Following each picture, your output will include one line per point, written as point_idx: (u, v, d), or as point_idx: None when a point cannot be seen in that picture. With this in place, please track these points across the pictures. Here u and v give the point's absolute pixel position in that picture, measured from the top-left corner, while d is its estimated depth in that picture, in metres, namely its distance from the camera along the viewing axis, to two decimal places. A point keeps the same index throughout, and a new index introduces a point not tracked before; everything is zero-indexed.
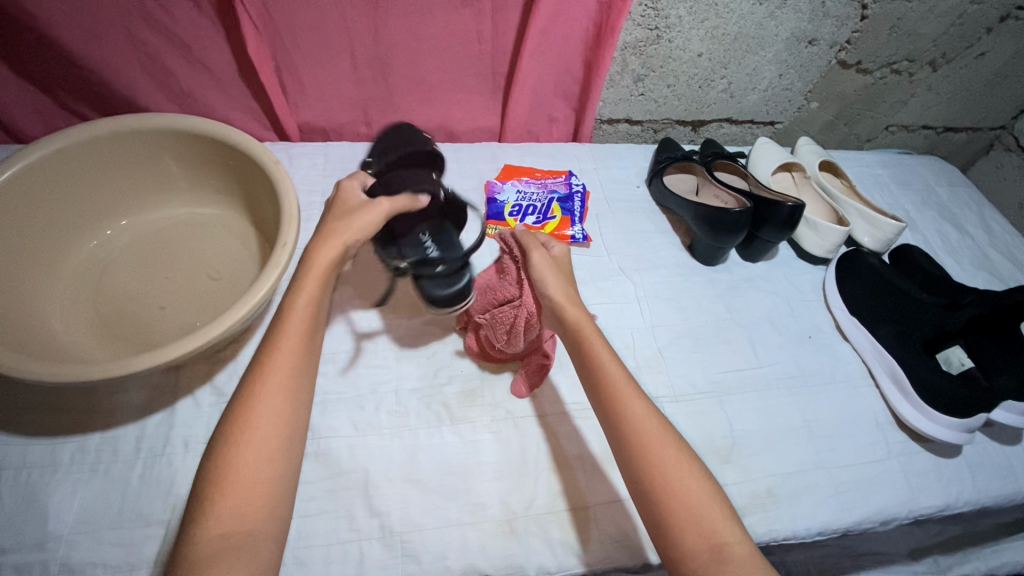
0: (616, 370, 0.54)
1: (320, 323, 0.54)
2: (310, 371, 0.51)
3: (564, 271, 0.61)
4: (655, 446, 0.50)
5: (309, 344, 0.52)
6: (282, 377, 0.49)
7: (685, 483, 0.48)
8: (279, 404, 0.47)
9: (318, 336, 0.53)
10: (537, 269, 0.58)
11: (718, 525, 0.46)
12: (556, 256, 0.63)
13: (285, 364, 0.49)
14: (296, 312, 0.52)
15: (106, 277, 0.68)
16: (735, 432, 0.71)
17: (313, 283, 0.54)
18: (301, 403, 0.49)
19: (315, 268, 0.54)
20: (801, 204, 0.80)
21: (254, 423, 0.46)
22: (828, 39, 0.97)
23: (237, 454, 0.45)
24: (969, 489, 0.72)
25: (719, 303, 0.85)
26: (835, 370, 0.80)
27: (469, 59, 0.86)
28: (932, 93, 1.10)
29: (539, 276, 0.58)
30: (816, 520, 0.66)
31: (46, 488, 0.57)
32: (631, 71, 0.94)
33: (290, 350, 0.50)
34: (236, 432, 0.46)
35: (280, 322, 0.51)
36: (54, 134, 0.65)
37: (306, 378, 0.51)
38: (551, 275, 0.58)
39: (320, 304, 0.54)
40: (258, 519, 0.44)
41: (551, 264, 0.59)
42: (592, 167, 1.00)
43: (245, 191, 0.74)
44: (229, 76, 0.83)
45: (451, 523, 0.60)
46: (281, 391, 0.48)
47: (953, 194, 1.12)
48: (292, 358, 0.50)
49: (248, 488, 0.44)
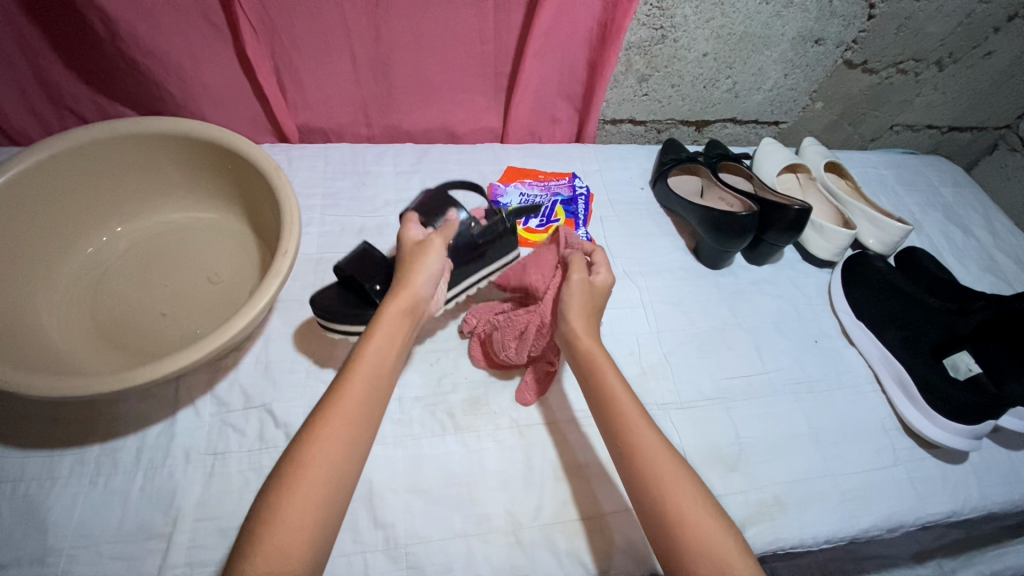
0: (630, 401, 0.54)
1: (389, 375, 0.52)
2: (373, 423, 0.50)
3: (603, 296, 0.62)
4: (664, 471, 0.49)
5: (365, 419, 0.49)
6: (332, 453, 0.46)
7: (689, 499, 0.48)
8: (322, 484, 0.44)
9: (375, 412, 0.50)
10: (572, 292, 0.60)
11: (728, 546, 0.45)
12: (597, 283, 0.62)
13: (336, 439, 0.46)
14: (354, 382, 0.50)
15: (104, 284, 0.67)
16: (742, 439, 0.71)
17: (383, 344, 0.53)
18: (347, 484, 0.46)
19: (384, 325, 0.54)
20: (807, 207, 0.79)
21: (305, 468, 0.44)
22: (834, 39, 0.95)
23: (284, 497, 0.43)
24: (975, 495, 0.72)
25: (724, 307, 0.84)
26: (842, 375, 0.80)
27: (472, 59, 0.85)
28: (938, 92, 1.09)
29: (571, 297, 0.60)
30: (824, 529, 0.66)
31: (45, 502, 0.56)
32: (636, 71, 0.93)
33: (344, 427, 0.47)
34: (288, 474, 0.44)
35: (338, 392, 0.49)
36: (51, 138, 0.64)
37: (358, 457, 0.47)
38: (581, 304, 0.60)
39: (393, 359, 0.53)
40: (297, 567, 0.41)
41: (593, 293, 0.61)
42: (596, 169, 0.98)
43: (244, 196, 0.73)
44: (227, 77, 0.81)
45: (457, 534, 0.59)
46: (327, 469, 0.45)
47: (958, 195, 1.11)
48: (345, 437, 0.47)
49: (289, 534, 0.42)
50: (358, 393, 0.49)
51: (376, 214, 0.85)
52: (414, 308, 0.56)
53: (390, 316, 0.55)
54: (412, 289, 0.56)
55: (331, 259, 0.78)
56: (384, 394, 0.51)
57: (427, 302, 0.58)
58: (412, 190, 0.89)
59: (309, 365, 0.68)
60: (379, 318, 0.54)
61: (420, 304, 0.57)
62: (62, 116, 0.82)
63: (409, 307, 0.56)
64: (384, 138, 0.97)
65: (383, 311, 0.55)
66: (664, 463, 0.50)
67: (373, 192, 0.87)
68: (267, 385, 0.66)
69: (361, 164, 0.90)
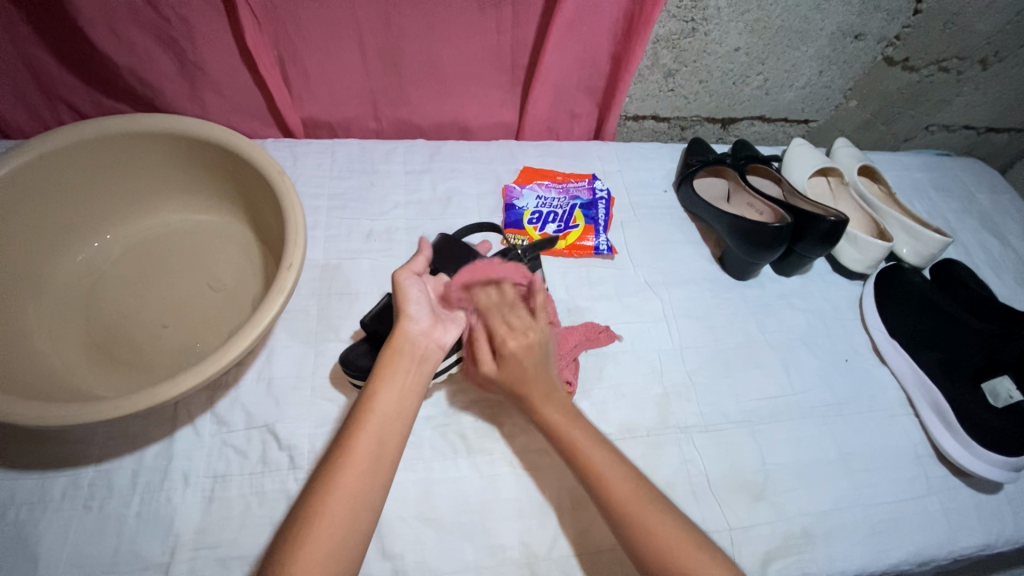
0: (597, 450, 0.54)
1: (402, 422, 0.50)
2: (387, 476, 0.48)
3: (547, 342, 0.61)
4: (648, 517, 0.50)
5: (374, 479, 0.47)
6: (339, 517, 0.44)
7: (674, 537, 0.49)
8: (327, 555, 0.42)
9: (386, 468, 0.48)
10: (511, 347, 0.58)
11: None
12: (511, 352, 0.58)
13: (342, 502, 0.44)
14: (361, 440, 0.48)
15: (95, 293, 0.63)
16: (768, 465, 0.67)
17: (391, 394, 0.51)
18: (355, 550, 0.44)
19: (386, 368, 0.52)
20: (844, 219, 0.75)
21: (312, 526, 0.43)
22: (876, 34, 0.89)
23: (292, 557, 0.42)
24: (1011, 528, 0.68)
25: (751, 323, 0.80)
26: (873, 396, 0.76)
27: (488, 50, 0.79)
28: (979, 92, 1.03)
29: (508, 355, 0.58)
30: (853, 563, 0.63)
31: (37, 527, 0.53)
32: (663, 66, 0.87)
33: (352, 488, 0.45)
34: (297, 533, 0.43)
35: (345, 449, 0.47)
36: (36, 137, 0.59)
37: (367, 519, 0.45)
38: (530, 358, 0.58)
39: (402, 405, 0.52)
40: None
41: (531, 346, 0.59)
42: (616, 169, 0.93)
43: (244, 197, 0.68)
44: (228, 69, 0.76)
45: (469, 566, 0.56)
46: (332, 537, 0.43)
47: (995, 202, 1.05)
48: (353, 498, 0.45)
49: None
50: (366, 452, 0.47)
51: (385, 218, 0.80)
52: (403, 347, 0.54)
53: (387, 360, 0.53)
54: (402, 327, 0.55)
55: (338, 265, 0.74)
56: (396, 443, 0.49)
57: (421, 338, 0.56)
58: (422, 190, 0.84)
59: (315, 381, 0.64)
60: (378, 362, 0.53)
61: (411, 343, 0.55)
62: (54, 107, 0.77)
63: (394, 347, 0.54)
64: (394, 132, 0.91)
65: (382, 356, 0.54)
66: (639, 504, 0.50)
67: (382, 193, 0.82)
68: (271, 403, 0.62)
69: (369, 162, 0.85)
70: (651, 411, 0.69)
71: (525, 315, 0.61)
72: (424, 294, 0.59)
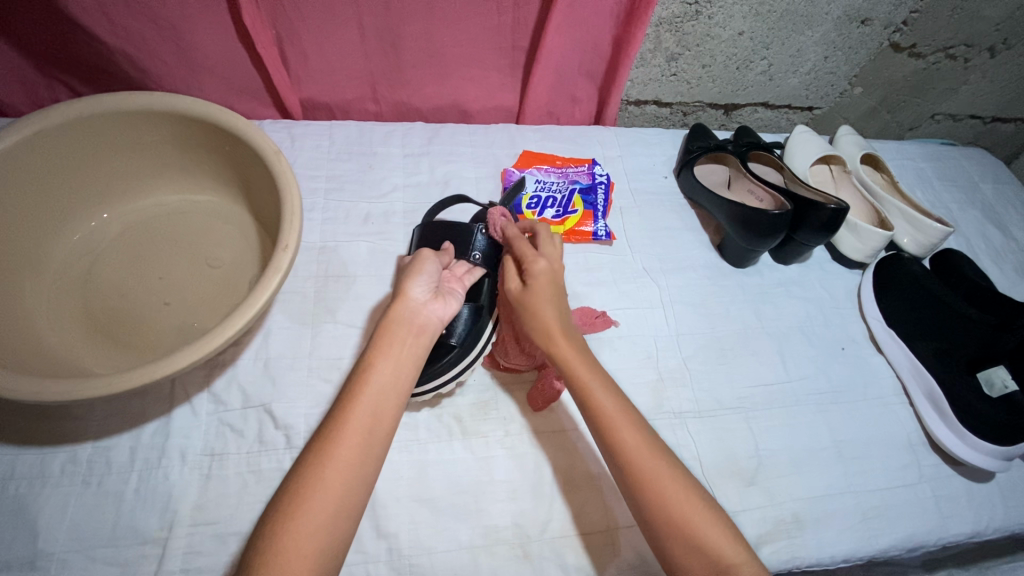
0: (612, 401, 0.51)
1: (399, 393, 0.48)
2: (383, 447, 0.47)
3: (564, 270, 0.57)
4: (655, 476, 0.48)
5: (369, 452, 0.45)
6: (332, 490, 0.43)
7: (678, 496, 0.48)
8: (321, 525, 0.42)
9: (381, 440, 0.46)
10: (538, 270, 0.55)
11: (726, 545, 0.46)
12: (539, 275, 0.55)
13: (336, 473, 0.44)
14: (355, 411, 0.46)
15: (93, 272, 0.63)
16: (761, 451, 0.68)
17: (387, 366, 0.49)
18: (348, 521, 0.44)
19: (385, 338, 0.50)
20: (844, 206, 0.74)
21: (305, 497, 0.43)
22: (883, 20, 0.88)
23: (285, 528, 0.41)
24: (1000, 517, 0.69)
25: (748, 310, 0.80)
26: (867, 385, 0.76)
27: (488, 32, 0.78)
28: (986, 81, 1.01)
29: (536, 278, 0.55)
30: (842, 548, 0.64)
31: (36, 502, 0.54)
32: (665, 49, 0.86)
33: (344, 462, 0.44)
34: (291, 504, 0.42)
35: (339, 420, 0.46)
36: (33, 114, 0.59)
37: (360, 491, 0.45)
38: (555, 283, 0.55)
39: (399, 375, 0.49)
40: None
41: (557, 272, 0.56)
42: (616, 154, 0.93)
43: (241, 178, 0.68)
44: (224, 49, 0.75)
45: (462, 546, 0.57)
46: (326, 507, 0.43)
47: (999, 193, 1.04)
48: (346, 471, 0.44)
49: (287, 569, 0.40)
50: (360, 425, 0.46)
51: (383, 200, 0.80)
52: (402, 323, 0.51)
53: (383, 330, 0.51)
54: (401, 300, 0.53)
55: (335, 248, 0.74)
56: (393, 415, 0.48)
57: (418, 311, 0.53)
58: (421, 174, 0.84)
59: (311, 362, 0.65)
60: (376, 334, 0.51)
61: (411, 317, 0.52)
62: (49, 84, 0.77)
63: (396, 322, 0.51)
64: (393, 115, 0.91)
65: (380, 325, 0.51)
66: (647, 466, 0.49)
67: (379, 175, 0.82)
68: (267, 383, 0.63)
69: (368, 144, 0.85)
70: (646, 396, 0.69)
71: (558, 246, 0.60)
72: (435, 268, 0.56)
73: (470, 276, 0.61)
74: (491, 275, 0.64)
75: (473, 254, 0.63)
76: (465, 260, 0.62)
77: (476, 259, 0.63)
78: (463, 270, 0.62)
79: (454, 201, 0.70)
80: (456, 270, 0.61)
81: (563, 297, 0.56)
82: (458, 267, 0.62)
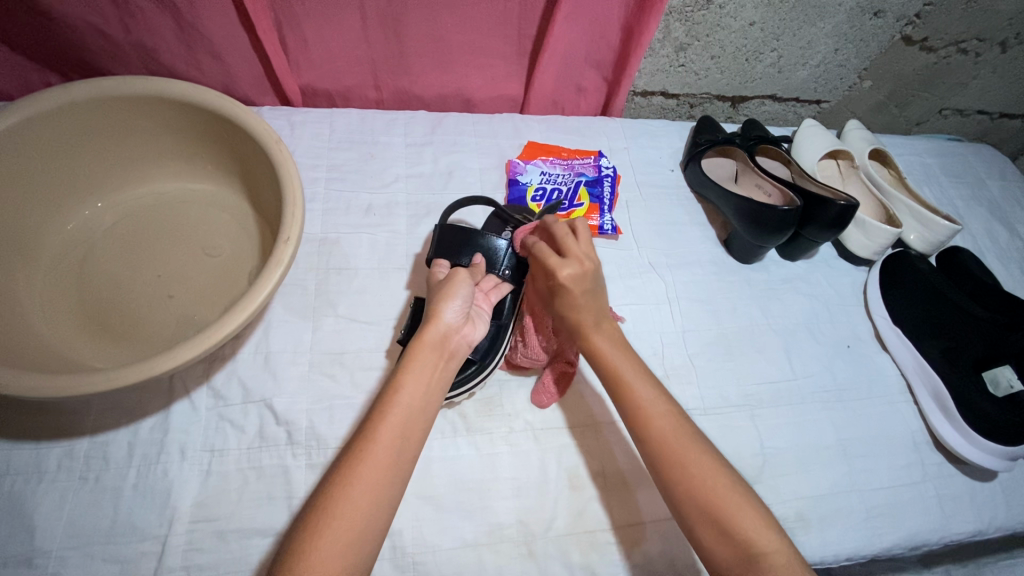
0: (644, 392, 0.51)
1: (425, 414, 0.47)
2: (409, 467, 0.45)
3: (600, 270, 0.53)
4: (684, 452, 0.48)
5: (394, 474, 0.43)
6: (355, 515, 0.41)
7: (709, 474, 0.46)
8: (345, 548, 0.40)
9: (407, 461, 0.45)
10: (564, 277, 0.51)
11: (755, 532, 0.44)
12: (566, 283, 0.51)
13: (362, 494, 0.42)
14: (382, 433, 0.44)
15: (89, 262, 0.61)
16: (766, 449, 0.68)
17: (417, 386, 0.47)
18: (372, 544, 0.41)
19: (416, 357, 0.49)
20: (853, 203, 0.73)
21: (330, 519, 0.40)
22: (896, 12, 0.86)
23: (307, 551, 0.39)
24: (1002, 515, 0.69)
25: (754, 307, 0.79)
26: (873, 383, 0.76)
27: (495, 18, 0.76)
28: (995, 76, 1.00)
29: (563, 288, 0.52)
30: (846, 546, 0.64)
31: (32, 498, 0.53)
32: (675, 39, 0.84)
33: (370, 482, 0.42)
34: (314, 524, 0.40)
35: (365, 440, 0.44)
36: (27, 96, 0.56)
37: (383, 514, 0.42)
38: (584, 289, 0.52)
39: (427, 397, 0.47)
40: None
41: (586, 275, 0.52)
42: (623, 146, 0.91)
43: (243, 168, 0.66)
44: (223, 32, 0.73)
45: (466, 543, 0.57)
46: (350, 529, 0.40)
47: (1005, 190, 1.04)
48: (371, 493, 0.42)
49: None
50: (388, 445, 0.44)
51: (385, 191, 0.78)
52: (439, 347, 0.50)
53: (411, 350, 0.49)
54: (434, 321, 0.51)
55: (336, 240, 0.73)
56: (418, 439, 0.46)
57: (454, 337, 0.51)
58: (423, 164, 0.82)
59: (313, 356, 0.64)
60: (405, 353, 0.49)
61: (446, 342, 0.51)
62: (42, 67, 0.74)
63: (431, 347, 0.49)
64: (394, 103, 0.89)
65: (411, 346, 0.50)
66: (675, 440, 0.48)
67: (381, 165, 0.80)
68: (267, 377, 0.61)
69: (369, 133, 0.83)
70: None
71: (585, 242, 0.54)
72: (468, 291, 0.54)
73: (498, 293, 0.60)
74: (515, 292, 0.63)
75: (502, 268, 0.61)
76: (492, 274, 0.61)
77: (506, 275, 0.61)
78: (491, 285, 0.60)
79: (477, 200, 0.66)
80: (484, 286, 0.59)
81: (601, 293, 0.54)
82: (486, 282, 0.60)
